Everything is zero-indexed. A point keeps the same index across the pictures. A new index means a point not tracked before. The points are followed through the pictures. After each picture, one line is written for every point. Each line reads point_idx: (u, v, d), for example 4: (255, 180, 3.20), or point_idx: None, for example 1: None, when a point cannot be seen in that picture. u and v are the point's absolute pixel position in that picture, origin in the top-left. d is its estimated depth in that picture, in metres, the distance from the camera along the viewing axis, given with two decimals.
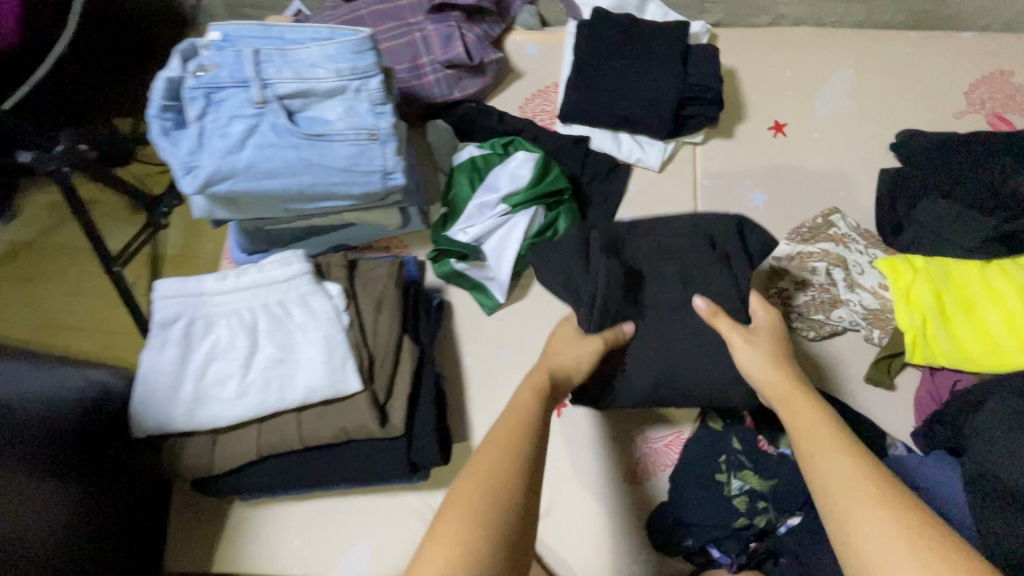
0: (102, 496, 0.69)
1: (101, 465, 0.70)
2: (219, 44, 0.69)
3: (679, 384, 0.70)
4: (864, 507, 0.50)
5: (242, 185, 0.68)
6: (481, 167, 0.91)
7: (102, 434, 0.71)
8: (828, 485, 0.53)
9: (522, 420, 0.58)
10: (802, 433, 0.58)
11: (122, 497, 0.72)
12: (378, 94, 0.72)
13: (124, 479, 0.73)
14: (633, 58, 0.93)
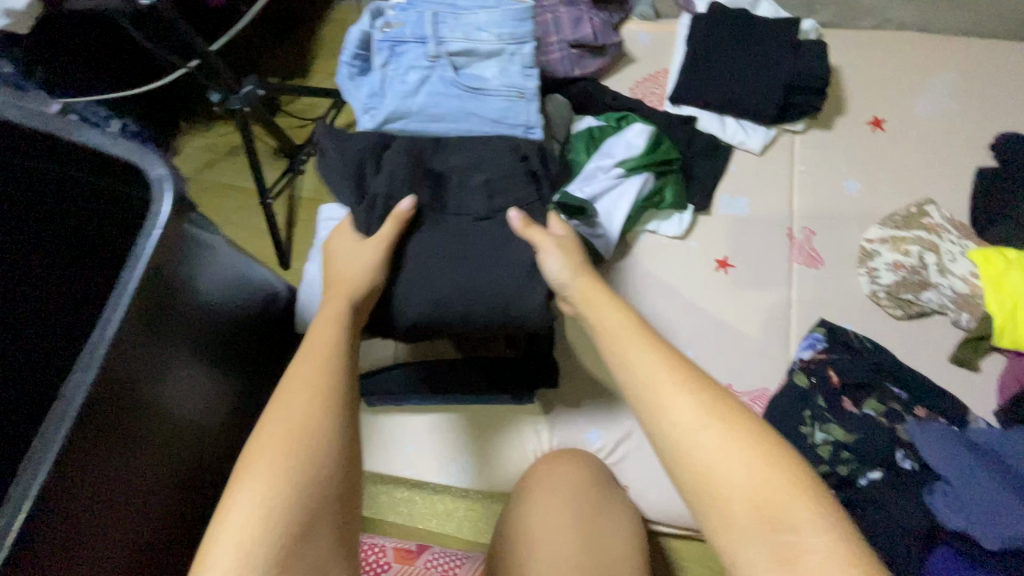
0: (248, 391, 0.80)
1: (252, 365, 0.80)
2: (402, 7, 0.82)
3: (455, 288, 0.71)
4: (677, 406, 0.51)
5: (412, 125, 0.79)
6: (597, 137, 1.01)
7: (254, 340, 0.80)
8: (641, 380, 0.53)
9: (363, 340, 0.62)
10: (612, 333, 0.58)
11: (256, 397, 0.82)
12: (529, 58, 0.83)
13: (260, 381, 0.83)
14: (744, 49, 1.01)
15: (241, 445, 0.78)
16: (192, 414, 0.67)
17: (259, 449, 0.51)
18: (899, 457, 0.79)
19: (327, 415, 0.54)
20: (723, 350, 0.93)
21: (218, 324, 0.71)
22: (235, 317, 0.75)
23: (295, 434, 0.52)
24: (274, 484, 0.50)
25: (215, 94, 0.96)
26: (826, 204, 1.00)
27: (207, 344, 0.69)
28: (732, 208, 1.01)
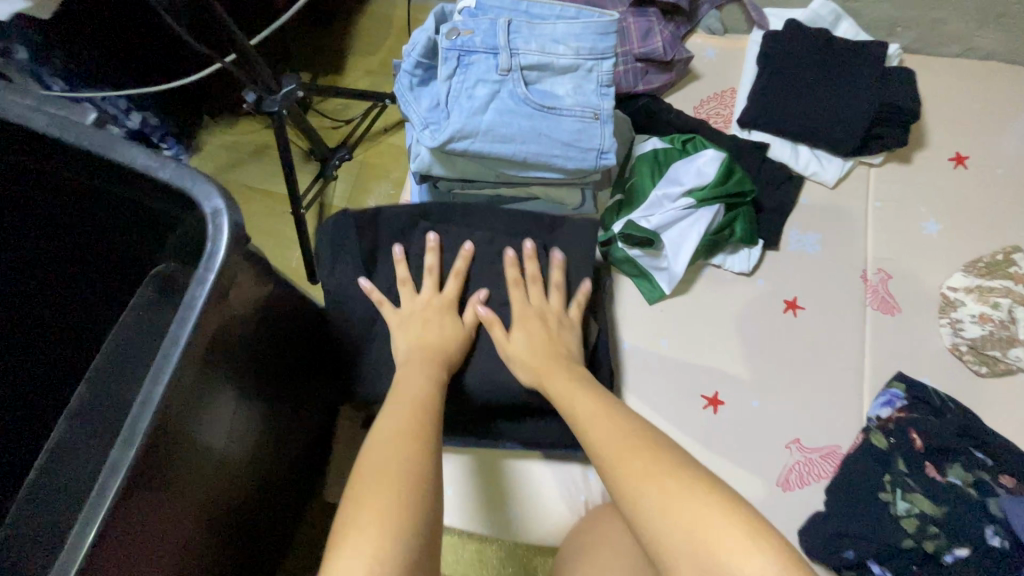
0: (288, 419, 0.76)
1: (293, 392, 0.76)
2: (472, 12, 0.74)
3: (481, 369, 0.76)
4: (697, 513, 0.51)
5: (477, 145, 0.71)
6: (662, 160, 0.93)
7: (293, 355, 0.73)
8: (643, 489, 0.54)
9: (428, 404, 0.63)
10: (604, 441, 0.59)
11: (293, 412, 0.77)
12: (607, 76, 0.75)
13: (298, 397, 0.77)
14: (825, 73, 0.94)
15: (274, 464, 0.75)
16: (226, 447, 0.62)
17: (366, 503, 0.51)
18: (990, 535, 0.72)
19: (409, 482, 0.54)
20: (792, 400, 0.86)
21: (259, 344, 0.64)
22: (277, 334, 0.67)
23: (377, 506, 0.51)
24: (368, 544, 0.48)
25: (249, 94, 0.87)
26: (904, 245, 0.93)
27: (246, 370, 0.62)
28: (803, 243, 0.94)
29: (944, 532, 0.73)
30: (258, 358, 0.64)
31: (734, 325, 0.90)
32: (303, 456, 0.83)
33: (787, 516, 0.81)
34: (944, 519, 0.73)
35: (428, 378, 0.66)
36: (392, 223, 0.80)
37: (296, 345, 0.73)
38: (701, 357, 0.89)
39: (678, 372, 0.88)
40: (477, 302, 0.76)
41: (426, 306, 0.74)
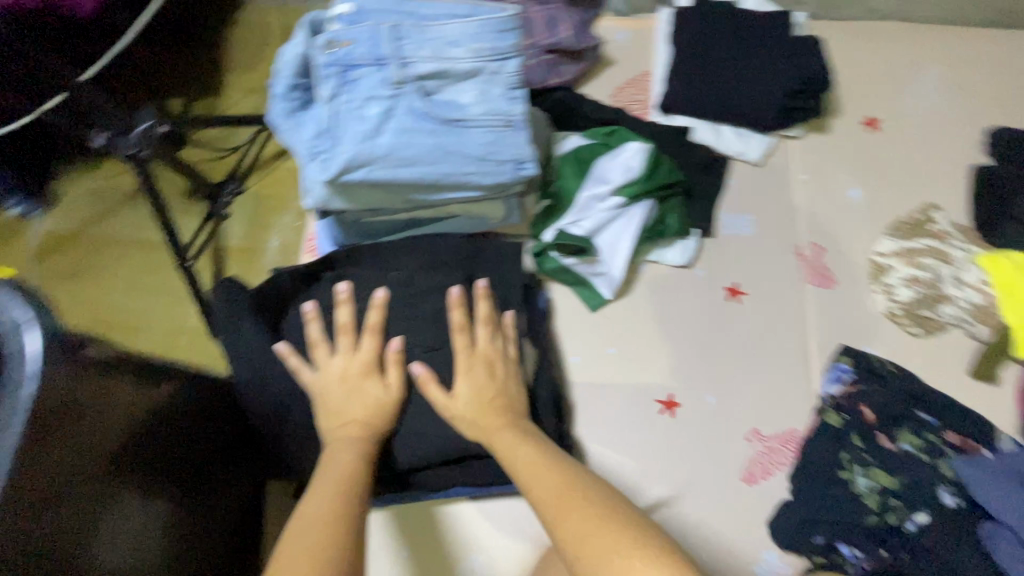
0: (204, 508, 0.66)
1: (207, 476, 0.66)
2: (349, 18, 0.63)
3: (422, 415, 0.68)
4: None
5: (377, 173, 0.62)
6: (585, 157, 0.87)
7: (211, 435, 0.67)
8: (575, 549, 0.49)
9: (348, 475, 0.56)
10: (546, 500, 0.54)
11: (223, 498, 0.70)
12: (514, 77, 0.68)
13: (222, 479, 0.69)
14: (737, 49, 0.91)
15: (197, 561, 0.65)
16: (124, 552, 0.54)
17: None
18: (947, 496, 0.73)
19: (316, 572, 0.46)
20: (745, 389, 0.84)
21: (127, 437, 0.55)
22: (178, 410, 0.61)
23: None
24: None
25: (98, 138, 0.73)
26: (831, 215, 0.92)
27: (141, 459, 0.56)
28: (737, 226, 0.91)
29: (903, 500, 0.74)
30: (128, 451, 0.55)
31: (679, 321, 0.87)
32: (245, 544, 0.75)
33: (756, 512, 0.79)
34: (901, 488, 0.74)
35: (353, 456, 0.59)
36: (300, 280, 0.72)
37: (192, 423, 0.64)
38: (651, 360, 0.86)
39: (628, 379, 0.85)
40: (393, 354, 0.67)
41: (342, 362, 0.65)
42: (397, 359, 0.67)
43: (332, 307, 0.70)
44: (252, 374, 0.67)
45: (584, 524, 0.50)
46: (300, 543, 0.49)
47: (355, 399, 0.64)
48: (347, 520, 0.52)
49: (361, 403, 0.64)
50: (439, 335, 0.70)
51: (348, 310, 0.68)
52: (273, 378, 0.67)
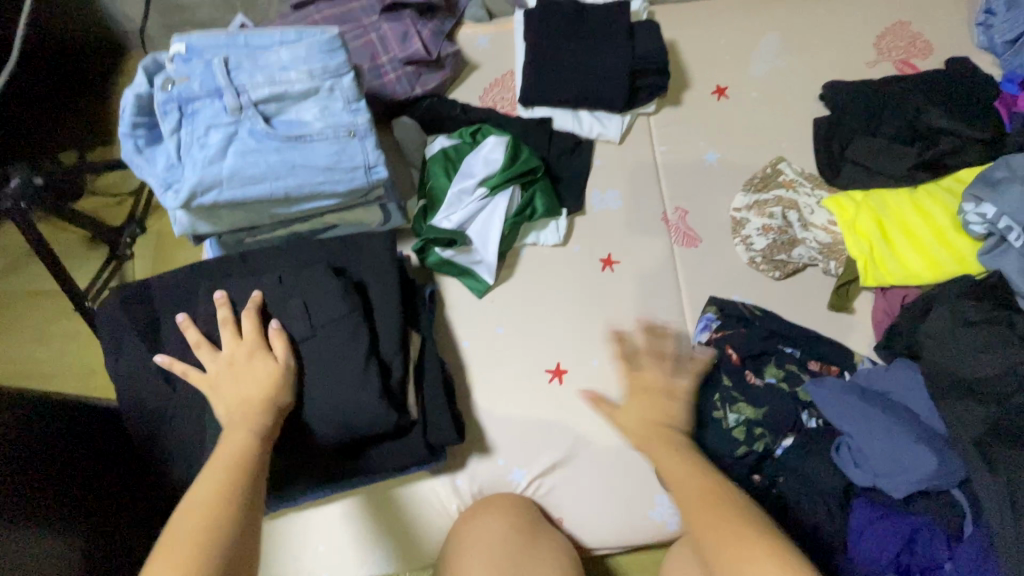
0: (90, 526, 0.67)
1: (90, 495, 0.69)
2: (184, 57, 0.69)
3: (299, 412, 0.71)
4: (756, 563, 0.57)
5: (227, 194, 0.68)
6: (453, 156, 0.94)
7: (93, 463, 0.71)
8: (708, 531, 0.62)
9: (243, 457, 0.58)
10: (688, 507, 0.65)
11: (120, 519, 0.71)
12: (351, 91, 0.74)
13: (112, 499, 0.71)
14: (584, 38, 0.98)
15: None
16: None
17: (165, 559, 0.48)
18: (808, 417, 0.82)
19: (198, 544, 0.49)
20: (626, 349, 0.91)
21: None
22: (38, 432, 0.66)
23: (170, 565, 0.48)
24: None
25: None
26: (691, 180, 1.00)
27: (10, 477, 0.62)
28: (605, 202, 0.99)
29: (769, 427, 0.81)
30: None
31: (559, 295, 0.94)
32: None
33: (645, 460, 0.86)
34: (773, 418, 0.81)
35: (246, 433, 0.60)
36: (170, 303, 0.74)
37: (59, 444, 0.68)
38: (538, 334, 0.92)
39: (518, 355, 0.91)
40: (276, 331, 0.69)
41: (218, 368, 0.68)
42: (280, 333, 0.70)
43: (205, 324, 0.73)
44: (139, 397, 0.71)
45: (714, 509, 0.63)
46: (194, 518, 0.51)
47: (252, 378, 0.66)
48: (235, 496, 0.54)
49: None
50: (314, 323, 0.72)
51: (228, 310, 0.70)
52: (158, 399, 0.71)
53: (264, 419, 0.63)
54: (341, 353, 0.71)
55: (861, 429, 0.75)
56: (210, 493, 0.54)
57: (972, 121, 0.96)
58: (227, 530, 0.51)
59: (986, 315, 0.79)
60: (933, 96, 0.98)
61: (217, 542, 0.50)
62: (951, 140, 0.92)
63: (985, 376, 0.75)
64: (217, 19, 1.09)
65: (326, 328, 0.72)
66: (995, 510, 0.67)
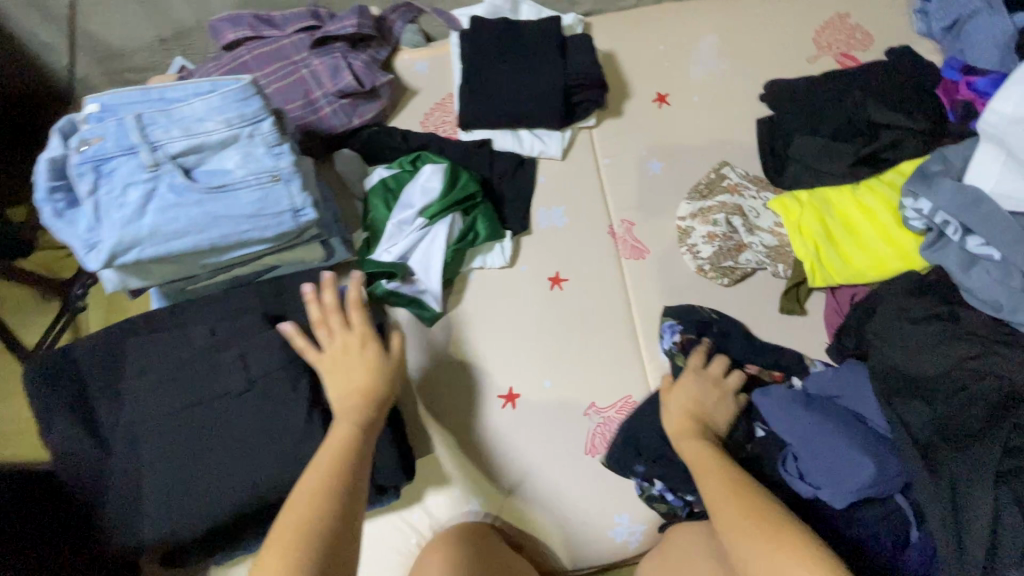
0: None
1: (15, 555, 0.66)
2: (98, 116, 0.69)
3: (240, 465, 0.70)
4: (765, 548, 0.59)
5: (152, 250, 0.68)
6: (393, 187, 0.94)
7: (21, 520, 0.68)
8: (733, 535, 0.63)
9: (351, 444, 0.63)
10: (713, 494, 0.67)
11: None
12: (272, 135, 0.73)
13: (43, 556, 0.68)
14: (517, 58, 0.98)
15: None
16: None
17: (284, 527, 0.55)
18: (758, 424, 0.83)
19: (296, 539, 0.54)
20: (580, 369, 0.91)
21: None
22: None
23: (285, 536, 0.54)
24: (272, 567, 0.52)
25: None
26: (636, 190, 1.00)
27: None
28: (551, 220, 0.98)
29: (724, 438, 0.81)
30: None
31: (508, 317, 0.93)
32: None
33: (604, 478, 0.87)
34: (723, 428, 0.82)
35: (347, 427, 0.65)
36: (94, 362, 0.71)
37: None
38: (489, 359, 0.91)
39: (470, 382, 0.90)
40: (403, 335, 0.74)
41: (158, 423, 0.69)
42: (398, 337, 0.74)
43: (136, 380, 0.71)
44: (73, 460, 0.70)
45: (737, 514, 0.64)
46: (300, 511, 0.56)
47: (358, 367, 0.69)
48: (332, 488, 0.58)
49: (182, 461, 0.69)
50: (250, 375, 0.71)
51: (332, 293, 0.73)
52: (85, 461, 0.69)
53: (353, 406, 0.67)
54: (278, 399, 0.71)
55: (807, 436, 0.76)
56: (311, 488, 0.58)
57: (912, 111, 0.95)
58: (326, 523, 0.56)
59: (930, 311, 0.78)
60: (873, 88, 0.97)
61: (318, 536, 0.54)
62: (890, 134, 0.92)
63: (932, 374, 0.74)
64: (154, 63, 1.09)
65: (263, 377, 0.71)
66: (941, 512, 0.66)
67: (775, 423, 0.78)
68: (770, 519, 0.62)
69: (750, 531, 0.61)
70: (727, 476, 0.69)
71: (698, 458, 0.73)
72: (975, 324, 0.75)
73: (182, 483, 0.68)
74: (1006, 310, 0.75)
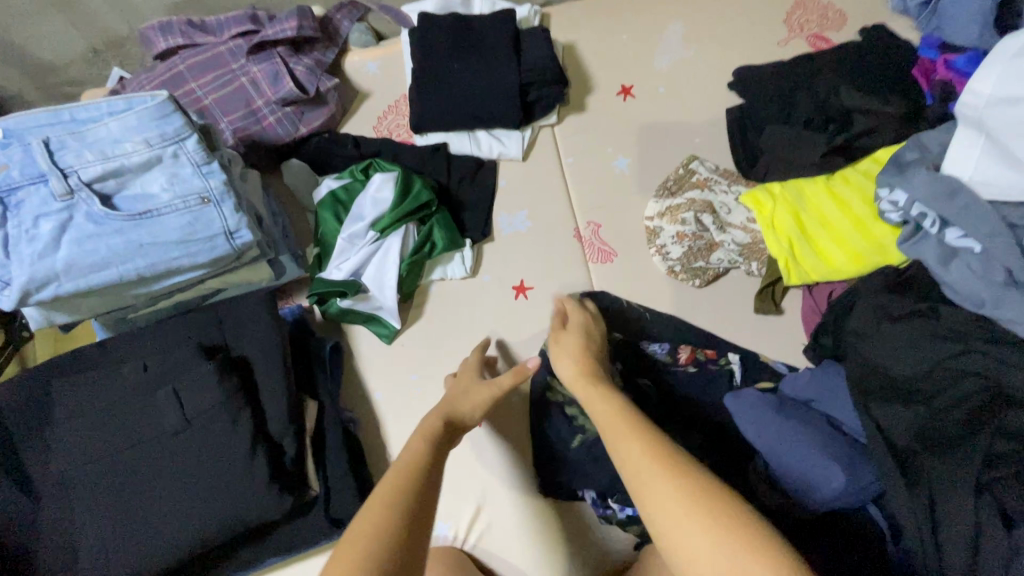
0: None
1: None
2: (4, 143, 0.64)
3: (179, 508, 0.65)
4: (658, 486, 0.50)
5: (70, 285, 0.64)
6: (344, 198, 0.89)
7: None
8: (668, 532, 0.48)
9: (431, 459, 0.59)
10: (616, 435, 0.57)
11: None
12: (198, 154, 0.68)
13: None
14: (469, 55, 0.92)
15: None
16: None
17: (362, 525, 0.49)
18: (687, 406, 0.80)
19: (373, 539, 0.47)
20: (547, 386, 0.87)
21: None
22: None
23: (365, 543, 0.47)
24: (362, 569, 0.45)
25: None
26: (602, 189, 0.95)
27: None
28: (514, 225, 0.94)
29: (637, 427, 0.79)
30: None
31: (471, 330, 0.89)
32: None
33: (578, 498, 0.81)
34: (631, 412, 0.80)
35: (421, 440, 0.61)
36: (26, 403, 0.68)
37: None
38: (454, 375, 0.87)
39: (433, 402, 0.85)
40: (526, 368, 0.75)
41: (90, 467, 0.65)
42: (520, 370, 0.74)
43: (65, 422, 0.67)
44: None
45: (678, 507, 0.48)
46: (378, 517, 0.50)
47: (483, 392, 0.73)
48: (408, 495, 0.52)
49: (115, 506, 0.64)
50: (187, 414, 0.67)
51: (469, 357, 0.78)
52: (11, 509, 0.64)
53: (435, 426, 0.65)
54: (220, 436, 0.67)
55: (780, 439, 0.73)
56: (384, 496, 0.52)
57: (888, 94, 0.90)
58: (397, 530, 0.49)
59: (908, 308, 0.74)
60: (847, 71, 0.92)
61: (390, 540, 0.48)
62: (864, 120, 0.87)
63: (912, 376, 0.70)
64: (90, 76, 1.03)
65: (202, 415, 0.67)
66: (920, 524, 0.63)
67: (748, 428, 0.75)
68: (670, 456, 0.52)
69: (683, 516, 0.47)
70: (628, 416, 0.60)
71: (598, 399, 0.65)
72: (956, 321, 0.71)
73: (119, 530, 0.64)
74: (988, 306, 0.70)
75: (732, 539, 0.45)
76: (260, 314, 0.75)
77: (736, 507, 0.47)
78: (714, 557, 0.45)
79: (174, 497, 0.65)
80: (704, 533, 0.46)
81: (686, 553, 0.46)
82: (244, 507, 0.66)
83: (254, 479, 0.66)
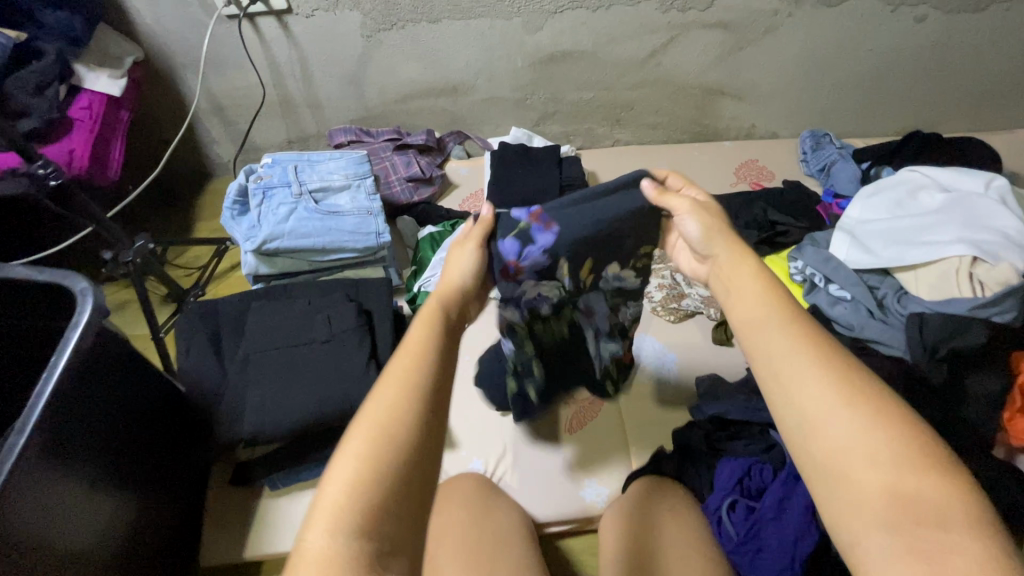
0: (152, 487, 0.92)
1: (155, 462, 0.93)
2: (270, 165, 1.13)
3: (315, 390, 0.97)
4: (806, 375, 0.52)
5: (285, 243, 1.06)
6: (437, 238, 1.33)
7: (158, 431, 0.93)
8: (822, 437, 0.49)
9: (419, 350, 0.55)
10: (750, 321, 0.58)
11: (171, 480, 0.96)
12: (371, 188, 1.15)
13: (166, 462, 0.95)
14: (528, 166, 1.44)
15: (153, 517, 0.92)
16: (104, 526, 0.82)
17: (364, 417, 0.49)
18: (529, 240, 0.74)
19: (377, 449, 0.47)
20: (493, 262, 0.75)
21: (115, 425, 0.85)
22: (131, 412, 0.88)
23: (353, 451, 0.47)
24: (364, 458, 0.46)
25: (108, 252, 1.16)
26: None
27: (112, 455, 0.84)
28: None
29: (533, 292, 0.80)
30: (106, 441, 0.83)
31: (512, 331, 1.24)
32: (194, 518, 1.02)
33: (578, 452, 1.09)
34: (601, 261, 0.81)
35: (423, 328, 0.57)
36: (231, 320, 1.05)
37: (141, 424, 0.90)
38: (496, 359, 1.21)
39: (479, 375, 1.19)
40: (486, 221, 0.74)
41: (267, 356, 0.99)
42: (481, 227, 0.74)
43: (252, 329, 1.02)
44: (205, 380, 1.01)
45: (823, 403, 0.50)
46: (384, 403, 0.49)
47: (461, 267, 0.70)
48: (420, 387, 0.51)
49: (278, 383, 0.97)
50: (332, 331, 1.02)
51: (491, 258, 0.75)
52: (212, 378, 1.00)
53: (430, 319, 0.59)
54: (349, 349, 1.01)
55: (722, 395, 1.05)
56: (387, 408, 0.49)
57: (800, 215, 1.37)
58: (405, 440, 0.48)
59: None
60: (774, 199, 1.40)
61: (396, 445, 0.47)
62: (783, 227, 1.33)
63: None
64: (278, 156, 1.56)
65: (341, 334, 1.02)
66: None
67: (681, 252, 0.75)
68: (836, 363, 0.52)
69: (834, 404, 0.50)
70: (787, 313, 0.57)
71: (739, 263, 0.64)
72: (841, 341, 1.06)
73: (278, 399, 0.96)
74: (857, 330, 1.08)
75: (880, 439, 0.47)
76: (379, 286, 1.13)
77: (885, 409, 0.49)
78: (864, 449, 0.47)
79: (313, 384, 0.97)
80: (860, 431, 0.48)
81: (834, 454, 0.48)
82: (358, 394, 0.97)
83: (367, 378, 0.98)
